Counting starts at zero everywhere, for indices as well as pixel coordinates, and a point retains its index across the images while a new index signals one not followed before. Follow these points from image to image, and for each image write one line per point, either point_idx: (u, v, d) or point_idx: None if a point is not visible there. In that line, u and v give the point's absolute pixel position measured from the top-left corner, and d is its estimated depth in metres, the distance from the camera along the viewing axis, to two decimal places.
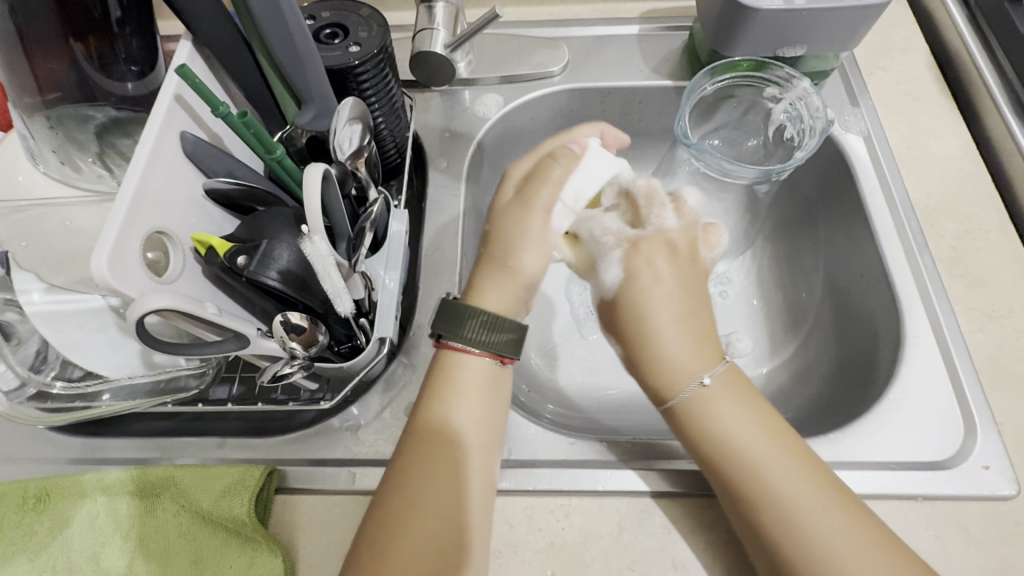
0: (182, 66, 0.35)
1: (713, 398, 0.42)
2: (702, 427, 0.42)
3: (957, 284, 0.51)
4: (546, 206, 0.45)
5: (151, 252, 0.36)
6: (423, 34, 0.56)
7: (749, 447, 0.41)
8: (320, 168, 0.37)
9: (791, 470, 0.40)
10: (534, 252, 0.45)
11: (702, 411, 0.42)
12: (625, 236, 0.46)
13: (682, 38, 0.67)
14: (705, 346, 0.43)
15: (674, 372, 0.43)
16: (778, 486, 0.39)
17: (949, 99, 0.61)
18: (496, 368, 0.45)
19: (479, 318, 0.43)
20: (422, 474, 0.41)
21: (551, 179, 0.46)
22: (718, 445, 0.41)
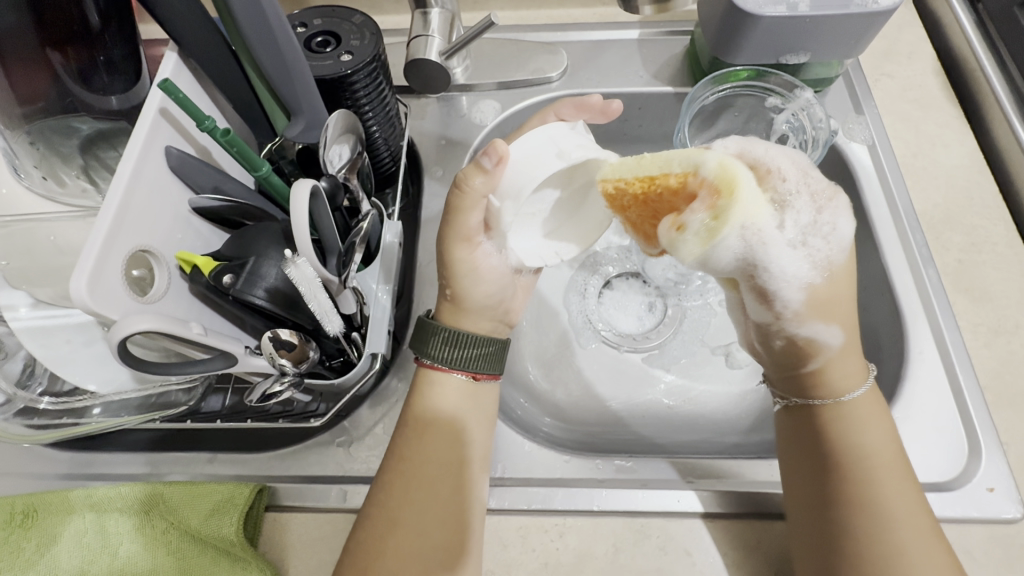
0: (165, 81, 0.34)
1: (864, 406, 0.43)
2: (846, 430, 0.42)
3: (962, 298, 0.50)
4: (467, 234, 0.44)
5: (136, 269, 0.35)
6: (418, 41, 0.55)
7: (885, 454, 0.41)
8: (308, 185, 0.36)
9: (894, 474, 0.40)
10: (472, 281, 0.46)
11: (854, 416, 0.42)
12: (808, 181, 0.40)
13: (683, 43, 0.66)
14: (855, 342, 0.44)
15: (844, 376, 0.43)
16: (890, 498, 0.39)
17: (956, 107, 0.60)
18: (471, 385, 0.46)
19: (443, 335, 0.44)
20: (415, 469, 0.42)
21: (467, 206, 0.41)
22: (857, 450, 0.41)
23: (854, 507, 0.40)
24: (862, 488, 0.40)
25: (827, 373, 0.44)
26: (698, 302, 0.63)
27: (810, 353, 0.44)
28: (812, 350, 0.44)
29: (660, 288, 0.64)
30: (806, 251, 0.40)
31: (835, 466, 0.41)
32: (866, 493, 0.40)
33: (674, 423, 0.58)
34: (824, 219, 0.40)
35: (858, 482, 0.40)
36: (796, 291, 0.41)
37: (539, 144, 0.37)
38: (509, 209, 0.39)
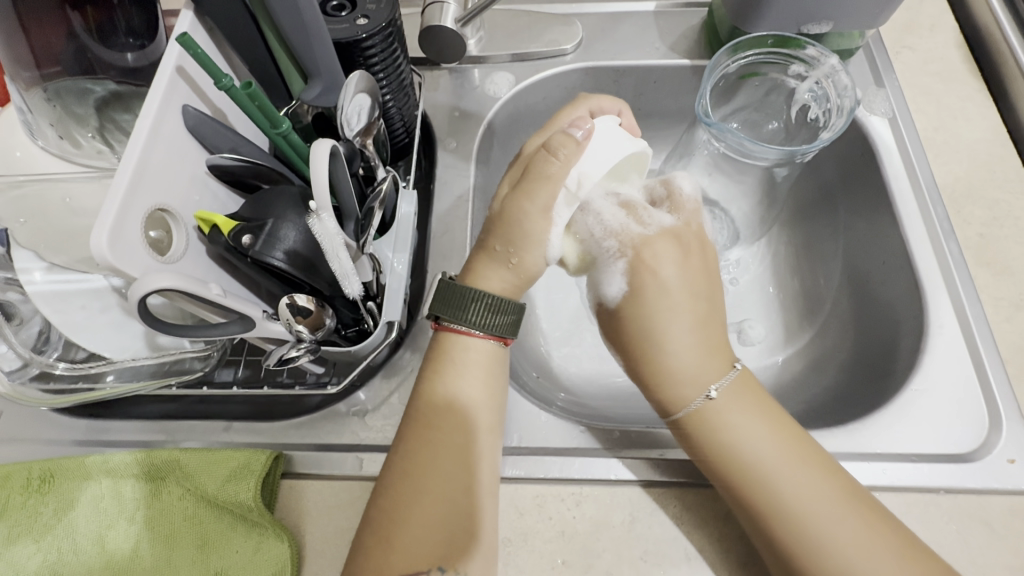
0: (183, 35, 0.34)
1: (721, 403, 0.42)
2: (712, 431, 0.41)
3: (984, 272, 0.49)
4: (547, 206, 0.42)
5: (155, 230, 0.35)
6: (433, 7, 0.54)
7: (764, 457, 0.40)
8: (328, 145, 0.35)
9: (798, 475, 0.39)
10: (540, 248, 0.43)
11: (710, 416, 0.42)
12: (650, 224, 0.46)
13: (700, 15, 0.65)
14: (710, 342, 0.44)
15: (681, 386, 0.43)
16: (788, 491, 0.39)
17: (979, 80, 0.59)
18: (498, 350, 0.45)
19: (483, 302, 0.43)
20: (433, 437, 0.41)
21: (553, 176, 0.41)
22: (736, 459, 0.40)
23: (771, 522, 0.39)
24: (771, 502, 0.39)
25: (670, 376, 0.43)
26: None
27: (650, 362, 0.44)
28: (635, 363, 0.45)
29: None
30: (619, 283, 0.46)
31: (729, 483, 0.40)
32: (778, 504, 0.39)
33: None
34: (648, 249, 0.44)
35: (759, 495, 0.39)
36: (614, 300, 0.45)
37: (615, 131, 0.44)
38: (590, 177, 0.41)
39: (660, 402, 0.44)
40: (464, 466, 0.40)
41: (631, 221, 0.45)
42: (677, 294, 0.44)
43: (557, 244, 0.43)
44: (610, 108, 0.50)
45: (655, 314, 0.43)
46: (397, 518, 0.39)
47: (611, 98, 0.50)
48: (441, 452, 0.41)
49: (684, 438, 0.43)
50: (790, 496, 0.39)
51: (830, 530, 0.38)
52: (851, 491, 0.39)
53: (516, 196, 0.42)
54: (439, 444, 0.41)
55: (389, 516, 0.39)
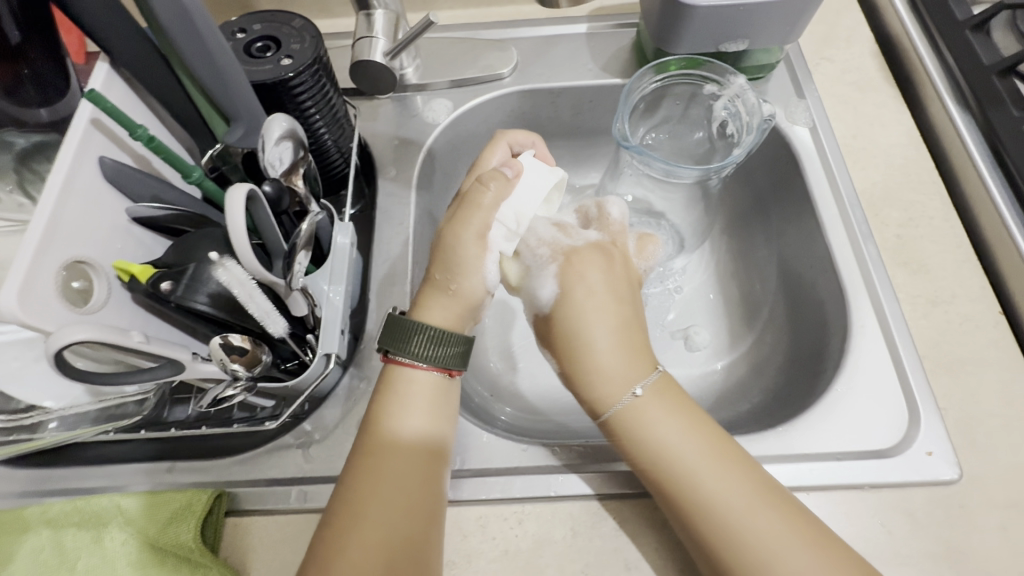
0: (91, 90, 0.34)
1: (637, 405, 0.43)
2: (638, 435, 0.42)
3: (902, 272, 0.52)
4: (482, 232, 0.44)
5: (77, 281, 0.34)
6: (363, 42, 0.55)
7: (677, 446, 0.41)
8: (244, 188, 0.36)
9: (704, 459, 0.41)
10: (474, 274, 0.45)
11: (636, 419, 0.43)
12: (542, 253, 0.48)
13: (629, 35, 0.67)
14: (628, 343, 0.45)
15: (598, 385, 0.44)
16: (712, 492, 0.40)
17: (893, 88, 0.62)
18: (445, 381, 0.46)
19: (427, 334, 0.44)
20: (383, 465, 0.42)
21: (484, 205, 0.45)
22: (650, 448, 0.42)
23: (682, 506, 0.40)
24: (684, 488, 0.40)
25: (582, 375, 0.45)
26: (655, 287, 0.64)
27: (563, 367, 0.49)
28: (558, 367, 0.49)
29: None
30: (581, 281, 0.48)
31: (649, 475, 0.42)
32: (696, 491, 0.40)
33: None
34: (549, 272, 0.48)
35: (678, 485, 0.40)
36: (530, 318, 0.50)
37: (539, 168, 0.49)
38: (516, 212, 0.46)
39: (584, 402, 0.46)
40: (416, 496, 0.41)
41: (556, 242, 0.49)
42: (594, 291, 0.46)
43: (492, 270, 0.46)
44: (525, 141, 0.54)
45: (574, 318, 0.45)
46: (340, 545, 0.38)
47: (523, 132, 0.54)
48: (392, 480, 0.41)
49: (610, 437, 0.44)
50: (704, 483, 0.40)
51: (746, 514, 0.39)
52: (770, 488, 0.40)
53: (452, 225, 0.45)
54: (390, 472, 0.41)
55: (333, 543, 0.39)
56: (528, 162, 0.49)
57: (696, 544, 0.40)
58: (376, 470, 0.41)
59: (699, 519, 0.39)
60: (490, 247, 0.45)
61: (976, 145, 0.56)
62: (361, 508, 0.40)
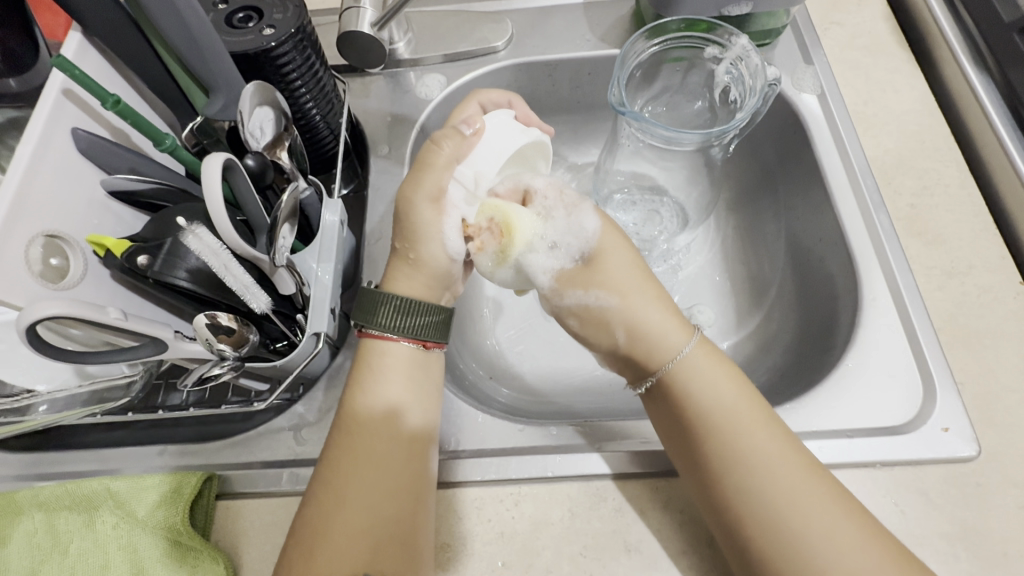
0: (57, 57, 0.33)
1: (697, 363, 0.42)
2: (700, 390, 0.41)
3: (916, 243, 0.49)
4: (436, 193, 0.43)
5: (54, 257, 0.33)
6: (349, 13, 0.53)
7: (732, 412, 0.40)
8: (220, 157, 0.35)
9: (771, 435, 0.39)
10: (434, 239, 0.44)
11: (693, 376, 0.41)
12: (568, 197, 0.46)
13: (629, 3, 0.65)
14: (670, 307, 0.45)
15: (661, 340, 0.43)
16: (761, 465, 0.38)
17: (906, 52, 0.59)
18: (419, 354, 0.44)
19: (394, 303, 0.42)
20: (361, 452, 0.40)
21: (439, 164, 0.43)
22: (693, 410, 0.41)
23: (729, 479, 0.38)
24: (723, 445, 0.39)
25: (636, 339, 0.44)
26: (660, 266, 0.62)
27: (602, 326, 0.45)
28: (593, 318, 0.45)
29: None
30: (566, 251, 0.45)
31: (686, 436, 0.41)
32: (744, 461, 0.38)
33: None
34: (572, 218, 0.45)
35: (726, 448, 0.39)
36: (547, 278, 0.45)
37: (503, 123, 0.46)
38: (476, 170, 0.43)
39: (638, 354, 0.44)
40: (399, 482, 0.40)
41: (566, 190, 0.47)
42: (619, 251, 0.46)
43: (455, 236, 0.44)
44: (498, 100, 0.51)
45: (614, 274, 0.45)
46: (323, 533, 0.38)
47: (497, 90, 0.52)
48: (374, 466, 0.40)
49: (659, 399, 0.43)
50: (749, 447, 0.39)
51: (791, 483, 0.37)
52: (812, 462, 0.38)
53: (410, 183, 0.43)
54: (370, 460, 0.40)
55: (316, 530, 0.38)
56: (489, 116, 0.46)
57: (722, 505, 0.38)
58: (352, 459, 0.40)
59: (738, 483, 0.38)
60: (449, 208, 0.43)
61: (994, 109, 0.53)
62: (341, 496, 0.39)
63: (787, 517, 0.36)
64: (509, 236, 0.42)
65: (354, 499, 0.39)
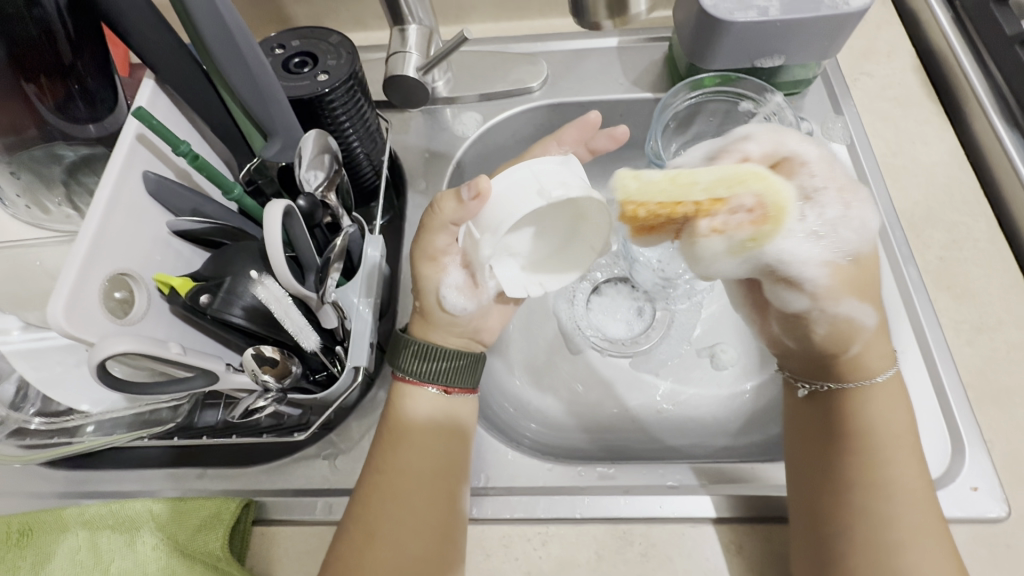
0: (138, 108, 0.36)
1: (891, 384, 0.44)
2: (862, 408, 0.43)
3: (944, 297, 0.50)
4: (432, 253, 0.45)
5: (118, 292, 0.35)
6: (395, 57, 0.56)
7: (896, 430, 0.42)
8: (280, 205, 0.37)
9: (909, 456, 0.41)
10: (440, 299, 0.46)
11: (872, 396, 0.43)
12: (820, 181, 0.42)
13: (662, 48, 0.66)
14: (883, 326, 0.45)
15: (867, 362, 0.44)
16: (899, 480, 0.40)
17: (935, 104, 0.60)
18: (443, 399, 0.46)
19: (412, 349, 0.45)
20: (401, 464, 0.43)
21: (433, 227, 0.44)
22: (863, 424, 0.43)
23: (863, 490, 0.41)
24: (873, 456, 0.41)
25: (863, 355, 0.44)
26: (683, 304, 0.63)
27: (849, 337, 0.44)
28: (850, 333, 0.44)
29: (649, 293, 0.64)
30: (828, 243, 0.42)
31: (843, 447, 0.43)
32: (886, 476, 0.41)
33: (664, 426, 0.58)
34: (849, 212, 0.42)
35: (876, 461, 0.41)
36: (817, 268, 0.42)
37: (519, 180, 0.39)
38: (485, 243, 0.41)
39: (831, 370, 0.45)
40: (437, 495, 0.42)
41: (834, 169, 0.42)
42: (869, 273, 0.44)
43: (451, 291, 0.46)
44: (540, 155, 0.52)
45: (869, 286, 0.44)
46: (367, 539, 0.40)
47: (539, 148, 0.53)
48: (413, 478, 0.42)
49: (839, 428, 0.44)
50: (896, 467, 0.41)
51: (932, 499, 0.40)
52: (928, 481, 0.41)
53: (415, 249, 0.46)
54: (410, 471, 0.42)
55: (359, 535, 0.40)
56: (502, 177, 0.40)
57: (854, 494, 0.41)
58: (393, 470, 0.42)
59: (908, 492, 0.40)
60: (446, 264, 0.46)
61: None
62: (382, 507, 0.41)
63: (887, 533, 0.39)
64: (775, 219, 0.39)
65: (395, 510, 0.41)
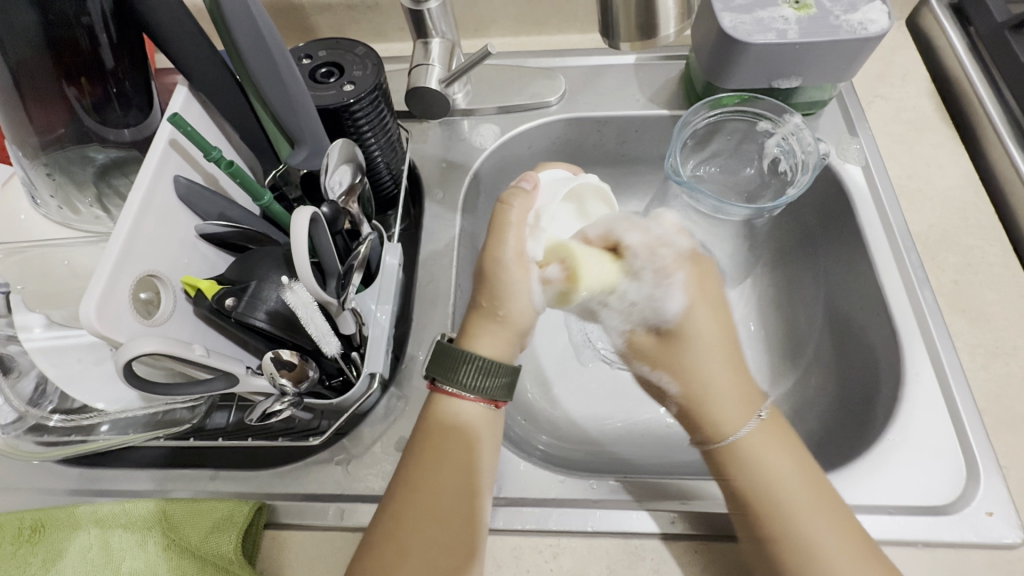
0: (173, 115, 0.37)
1: (758, 440, 0.44)
2: (746, 461, 0.43)
3: (959, 321, 0.50)
4: (520, 253, 0.45)
5: (144, 292, 0.37)
6: (419, 69, 0.57)
7: (780, 483, 0.42)
8: (306, 213, 0.37)
9: (807, 506, 0.41)
10: (522, 296, 0.45)
11: (748, 451, 0.44)
12: (661, 258, 0.47)
13: (679, 67, 0.67)
14: (743, 392, 0.46)
15: (717, 420, 0.45)
16: (804, 532, 0.40)
17: (950, 129, 0.61)
18: (490, 413, 0.46)
19: (476, 364, 0.44)
20: (432, 481, 0.42)
21: (516, 222, 0.45)
22: (746, 483, 0.43)
23: (780, 543, 0.40)
24: (773, 508, 0.41)
25: (718, 415, 0.45)
26: None
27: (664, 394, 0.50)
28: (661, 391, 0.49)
29: None
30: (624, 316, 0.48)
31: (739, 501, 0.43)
32: (788, 528, 0.40)
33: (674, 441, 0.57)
34: (656, 294, 0.47)
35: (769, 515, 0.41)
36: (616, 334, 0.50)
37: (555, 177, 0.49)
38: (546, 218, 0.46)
39: (695, 426, 0.47)
40: (465, 510, 0.42)
41: (662, 248, 0.47)
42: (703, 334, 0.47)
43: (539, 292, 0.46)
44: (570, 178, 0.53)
45: (693, 351, 0.47)
46: (398, 552, 0.39)
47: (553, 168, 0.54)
48: (444, 489, 0.42)
49: (715, 465, 0.46)
50: (801, 521, 0.40)
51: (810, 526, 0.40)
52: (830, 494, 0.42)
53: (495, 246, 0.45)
54: (439, 488, 0.42)
55: (390, 549, 0.39)
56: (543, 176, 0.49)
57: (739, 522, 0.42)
58: (424, 483, 0.42)
59: (765, 521, 0.41)
60: (532, 265, 0.45)
61: None
62: (414, 523, 0.40)
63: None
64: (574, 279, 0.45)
65: (427, 523, 0.40)
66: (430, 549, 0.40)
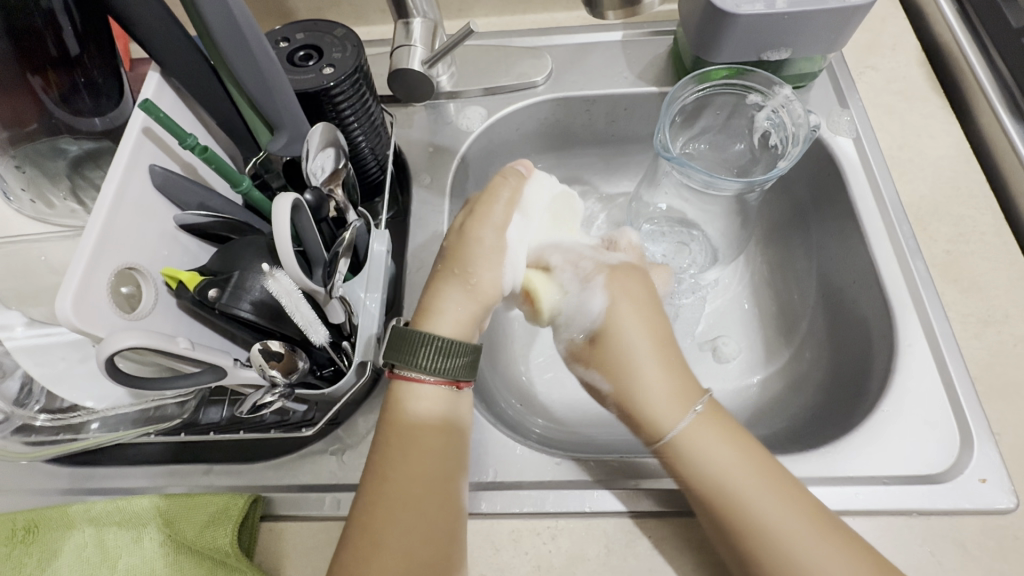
0: (145, 102, 0.35)
1: (697, 434, 0.43)
2: (688, 462, 0.42)
3: (952, 290, 0.50)
4: (500, 223, 0.46)
5: (125, 287, 0.36)
6: (400, 50, 0.56)
7: (727, 476, 0.41)
8: (290, 198, 0.36)
9: (762, 491, 0.40)
10: (493, 265, 0.46)
11: (688, 447, 0.42)
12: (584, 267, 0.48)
13: (666, 42, 0.66)
14: (677, 375, 0.45)
15: (654, 417, 0.44)
16: (766, 521, 0.39)
17: (942, 98, 0.60)
18: (453, 394, 0.44)
19: (434, 345, 0.43)
20: (404, 471, 0.41)
21: (500, 196, 0.47)
22: (702, 477, 0.41)
23: (744, 536, 0.39)
24: (737, 508, 0.40)
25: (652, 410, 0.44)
26: (690, 298, 0.61)
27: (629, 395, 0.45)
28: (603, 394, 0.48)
29: None
30: None
31: (700, 501, 0.41)
32: (747, 519, 0.39)
33: None
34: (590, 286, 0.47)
35: (731, 508, 0.40)
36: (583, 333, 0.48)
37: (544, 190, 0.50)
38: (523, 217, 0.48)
39: (638, 427, 0.45)
40: (441, 495, 0.41)
41: (584, 260, 0.48)
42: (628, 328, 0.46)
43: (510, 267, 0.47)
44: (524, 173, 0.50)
45: (617, 349, 0.46)
46: (377, 553, 0.38)
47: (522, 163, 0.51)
48: (418, 480, 0.40)
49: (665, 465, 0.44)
50: (760, 509, 0.39)
51: (774, 517, 0.39)
52: (802, 496, 0.40)
53: (479, 212, 0.46)
54: (414, 477, 0.41)
55: (362, 547, 0.38)
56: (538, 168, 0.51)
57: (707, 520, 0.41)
58: (399, 481, 0.40)
59: (729, 516, 0.40)
60: (507, 237, 0.46)
61: None
62: (388, 517, 0.39)
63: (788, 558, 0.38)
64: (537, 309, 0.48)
65: (398, 514, 0.39)
66: (403, 543, 0.39)
